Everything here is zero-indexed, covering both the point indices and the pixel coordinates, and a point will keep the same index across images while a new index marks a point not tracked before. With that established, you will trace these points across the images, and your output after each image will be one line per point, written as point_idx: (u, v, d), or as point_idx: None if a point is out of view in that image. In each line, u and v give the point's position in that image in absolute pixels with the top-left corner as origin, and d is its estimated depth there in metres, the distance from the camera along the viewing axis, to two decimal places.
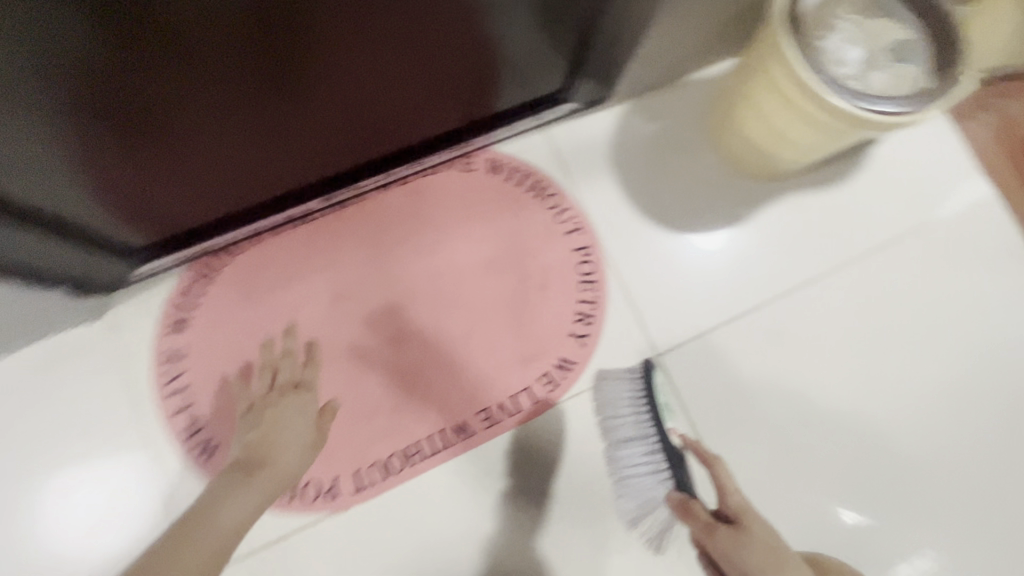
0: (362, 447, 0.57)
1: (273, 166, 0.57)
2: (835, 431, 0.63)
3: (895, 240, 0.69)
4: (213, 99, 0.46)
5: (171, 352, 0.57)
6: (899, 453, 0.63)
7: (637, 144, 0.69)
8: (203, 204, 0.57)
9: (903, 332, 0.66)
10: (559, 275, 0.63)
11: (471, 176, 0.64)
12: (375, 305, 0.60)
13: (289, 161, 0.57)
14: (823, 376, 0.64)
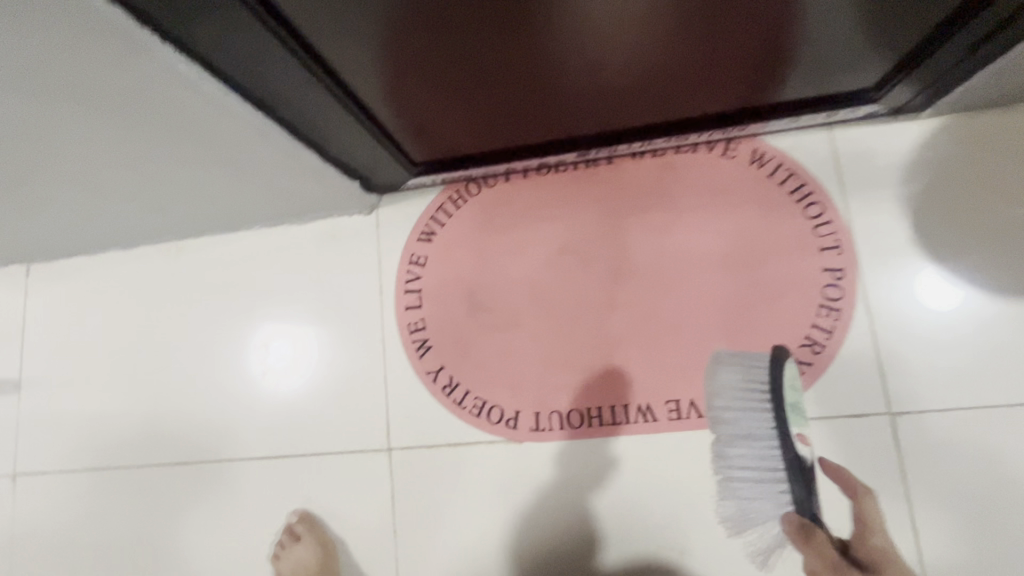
0: (549, 393, 0.60)
1: (548, 129, 0.58)
2: None
3: None
4: (543, 53, 0.46)
5: (416, 257, 0.66)
6: None
7: (943, 168, 0.58)
8: (480, 142, 0.60)
9: None
10: (799, 292, 0.57)
11: (730, 163, 0.61)
12: (597, 266, 0.61)
13: (562, 126, 0.58)
14: None
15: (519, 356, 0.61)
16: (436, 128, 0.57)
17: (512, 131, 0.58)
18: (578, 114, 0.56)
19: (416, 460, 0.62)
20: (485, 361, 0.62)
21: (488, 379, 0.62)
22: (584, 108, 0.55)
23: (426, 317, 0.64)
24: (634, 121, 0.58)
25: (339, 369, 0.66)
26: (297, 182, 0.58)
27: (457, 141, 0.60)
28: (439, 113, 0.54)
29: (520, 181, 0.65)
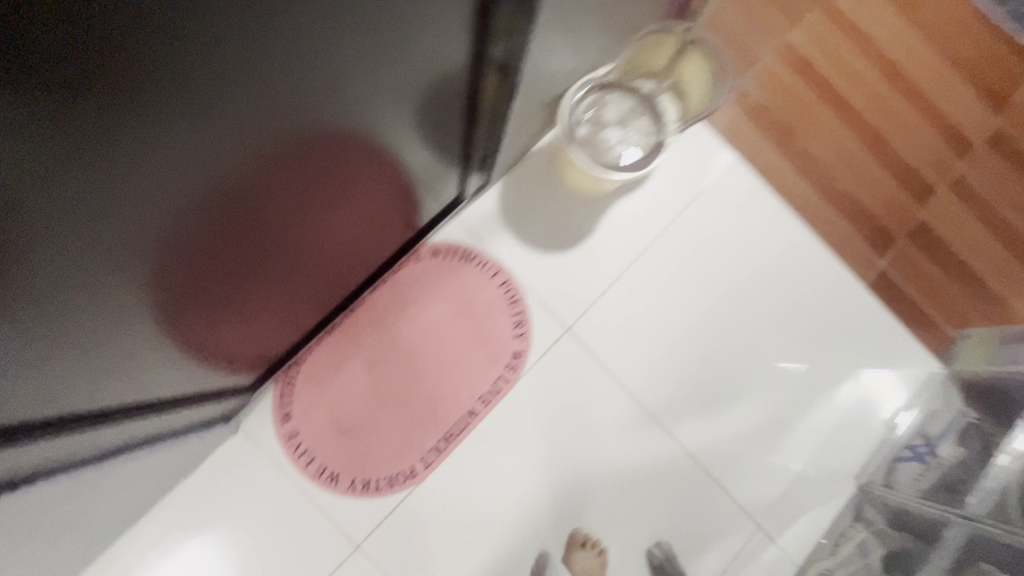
0: (420, 443, 0.97)
1: (318, 294, 0.87)
2: (680, 336, 1.08)
3: (681, 211, 1.12)
4: (278, 280, 0.71)
5: (290, 437, 0.94)
6: (719, 336, 1.09)
7: (516, 202, 1.06)
8: (277, 344, 0.90)
9: (699, 268, 1.11)
10: (497, 303, 1.03)
11: (424, 263, 1.03)
12: (396, 361, 0.99)
13: (325, 288, 0.87)
14: (663, 307, 1.09)
15: (391, 436, 0.97)
16: (254, 344, 0.83)
17: (300, 311, 0.87)
18: (329, 279, 0.85)
19: (377, 550, 0.94)
20: (375, 455, 0.96)
21: (384, 462, 0.96)
22: (327, 275, 0.84)
23: (323, 460, 0.95)
24: (360, 261, 0.91)
25: (288, 534, 0.93)
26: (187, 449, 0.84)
27: (263, 351, 0.88)
28: (248, 339, 0.79)
29: (319, 346, 0.98)
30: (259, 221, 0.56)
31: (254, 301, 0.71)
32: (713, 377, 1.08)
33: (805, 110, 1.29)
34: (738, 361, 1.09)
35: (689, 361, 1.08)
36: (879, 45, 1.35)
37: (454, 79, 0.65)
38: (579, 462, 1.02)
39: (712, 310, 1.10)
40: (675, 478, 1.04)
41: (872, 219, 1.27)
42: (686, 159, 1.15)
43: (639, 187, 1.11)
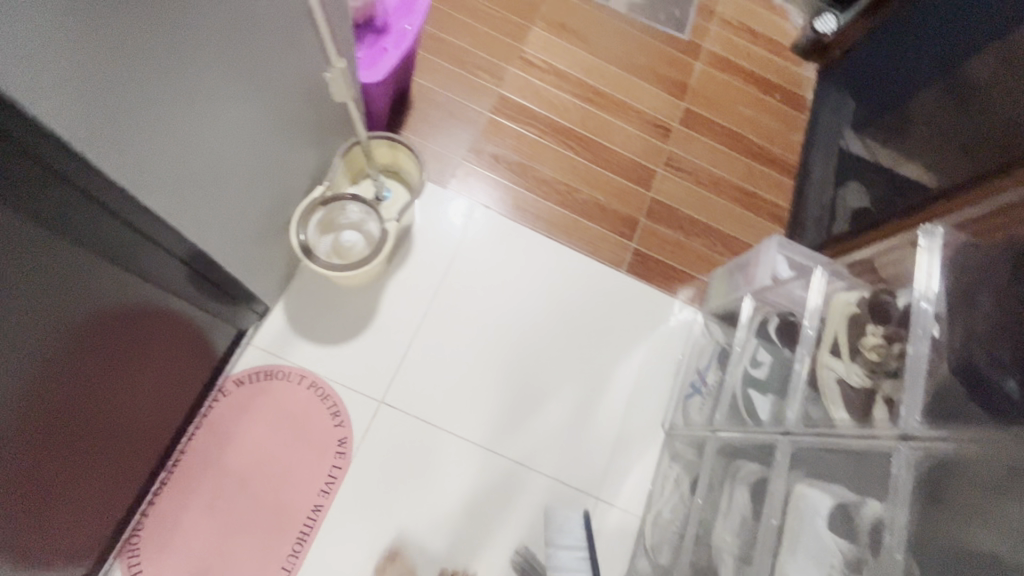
0: (275, 553, 1.06)
1: (133, 464, 1.00)
2: (479, 369, 1.29)
3: (447, 268, 1.34)
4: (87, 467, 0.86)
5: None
6: (510, 357, 1.31)
7: (300, 312, 1.21)
8: (104, 523, 0.98)
9: (476, 308, 1.33)
10: (310, 403, 1.16)
11: (232, 394, 1.14)
12: (231, 491, 1.08)
13: (139, 455, 1.00)
14: (456, 351, 1.29)
15: (246, 560, 1.05)
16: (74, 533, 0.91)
17: (112, 487, 0.96)
18: (140, 446, 0.99)
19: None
20: None
21: None
22: (139, 444, 0.98)
23: None
24: (164, 421, 1.04)
25: None
26: None
27: (90, 535, 0.95)
28: (74, 528, 0.90)
29: (153, 506, 1.05)
30: (51, 414, 0.74)
31: (71, 493, 0.85)
32: (517, 391, 1.28)
33: (531, 149, 1.57)
34: (533, 370, 1.31)
35: (492, 386, 1.28)
36: (571, 79, 1.66)
37: (168, 273, 0.84)
38: (430, 511, 1.15)
39: (498, 338, 1.32)
40: (516, 490, 1.20)
41: (613, 213, 1.54)
42: (437, 224, 1.37)
43: (404, 262, 1.31)
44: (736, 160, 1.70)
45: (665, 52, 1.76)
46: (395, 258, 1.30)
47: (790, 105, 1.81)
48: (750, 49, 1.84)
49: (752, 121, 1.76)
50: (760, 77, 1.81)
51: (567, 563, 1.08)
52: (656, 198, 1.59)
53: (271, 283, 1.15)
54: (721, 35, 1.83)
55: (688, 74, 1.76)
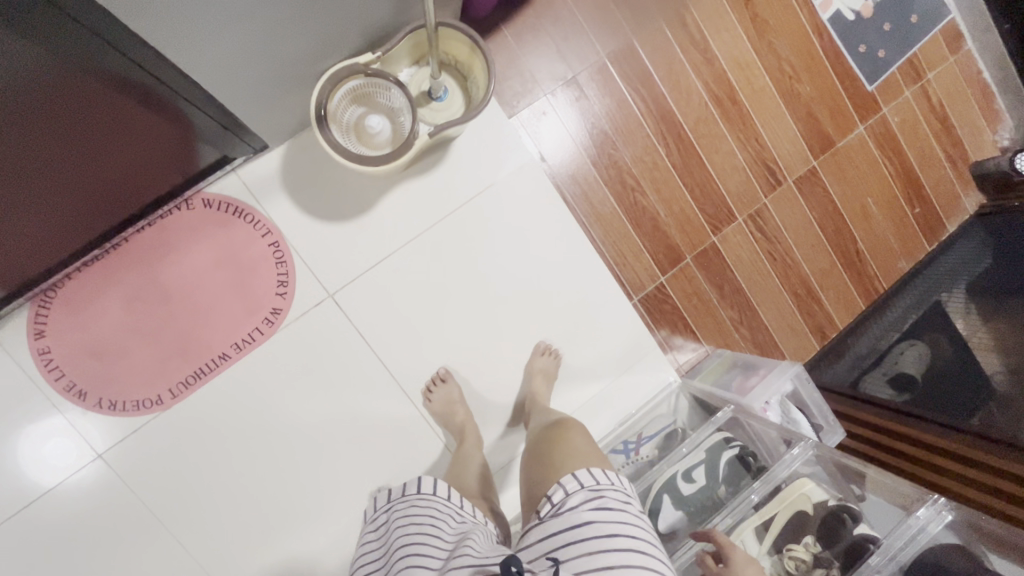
0: (166, 373, 1.08)
1: (83, 223, 0.96)
2: (439, 317, 1.20)
3: (467, 204, 1.20)
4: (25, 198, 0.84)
5: (42, 359, 1.04)
6: (475, 321, 1.22)
7: (298, 169, 1.12)
8: (30, 272, 0.98)
9: (473, 258, 1.21)
10: (262, 260, 1.11)
11: (193, 212, 1.09)
12: (152, 300, 1.07)
13: (94, 215, 0.97)
14: (428, 289, 1.19)
15: (139, 364, 1.07)
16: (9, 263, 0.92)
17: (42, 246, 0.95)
18: (95, 207, 0.95)
19: (118, 465, 1.08)
20: (123, 377, 1.07)
21: (129, 386, 1.07)
22: (94, 204, 0.95)
23: (75, 377, 1.05)
24: (127, 199, 0.99)
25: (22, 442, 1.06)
26: None
27: (13, 277, 0.96)
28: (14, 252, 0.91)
29: (78, 275, 1.05)
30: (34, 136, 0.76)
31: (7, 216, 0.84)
32: (462, 356, 1.21)
33: (625, 122, 1.34)
34: (488, 345, 1.23)
35: (443, 339, 1.20)
36: (714, 65, 1.38)
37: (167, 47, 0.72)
38: (318, 420, 1.15)
39: (476, 298, 1.22)
40: (439, 428, 1.20)
41: (664, 236, 1.37)
42: (483, 154, 1.21)
43: (427, 173, 1.18)
44: (822, 252, 1.47)
45: (834, 89, 1.45)
46: (420, 169, 1.17)
47: (921, 223, 1.53)
48: (928, 142, 1.52)
49: (869, 219, 1.50)
50: (914, 177, 1.52)
51: (791, 416, 1.15)
52: (717, 245, 1.40)
53: (278, 125, 1.04)
54: (907, 104, 1.50)
55: (842, 131, 1.46)
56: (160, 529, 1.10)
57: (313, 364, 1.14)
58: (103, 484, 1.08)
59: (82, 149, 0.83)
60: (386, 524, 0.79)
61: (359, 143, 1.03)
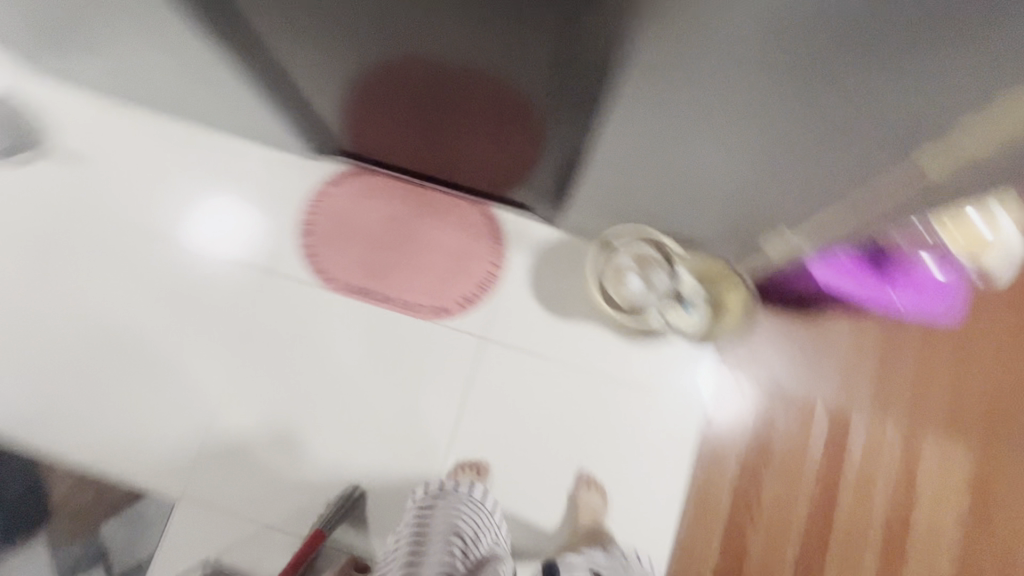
0: (354, 274, 1.30)
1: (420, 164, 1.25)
2: (524, 430, 1.25)
3: (625, 385, 1.27)
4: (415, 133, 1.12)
5: (312, 201, 1.33)
6: (542, 461, 1.24)
7: (555, 251, 1.30)
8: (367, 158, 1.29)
9: (588, 421, 1.26)
10: (474, 277, 1.30)
11: (474, 211, 1.33)
12: (397, 231, 1.32)
13: (431, 166, 1.25)
14: (539, 407, 1.26)
15: (349, 254, 1.31)
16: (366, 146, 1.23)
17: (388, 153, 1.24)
18: (436, 165, 1.23)
19: (266, 291, 1.29)
20: (334, 250, 1.31)
21: (329, 257, 1.31)
22: (438, 162, 1.22)
23: (314, 222, 1.32)
24: (454, 176, 1.26)
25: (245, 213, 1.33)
26: (282, 140, 1.28)
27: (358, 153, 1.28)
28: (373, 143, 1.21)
29: (383, 178, 1.34)
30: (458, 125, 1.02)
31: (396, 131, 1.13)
32: (508, 472, 1.23)
33: (799, 460, 1.29)
34: (531, 486, 1.23)
35: (509, 446, 1.24)
36: (909, 498, 1.28)
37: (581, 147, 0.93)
38: (385, 398, 1.25)
39: (562, 448, 1.24)
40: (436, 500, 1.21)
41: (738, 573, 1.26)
42: (672, 367, 1.28)
43: (624, 338, 1.28)
44: None
45: None
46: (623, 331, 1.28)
47: None
48: None
49: None
50: None
51: None
52: None
53: (576, 220, 1.24)
54: None
55: None
56: (236, 350, 1.27)
57: (423, 365, 1.26)
58: (245, 290, 1.29)
59: (479, 134, 1.03)
60: (430, 510, 1.00)
61: (608, 279, 1.20)
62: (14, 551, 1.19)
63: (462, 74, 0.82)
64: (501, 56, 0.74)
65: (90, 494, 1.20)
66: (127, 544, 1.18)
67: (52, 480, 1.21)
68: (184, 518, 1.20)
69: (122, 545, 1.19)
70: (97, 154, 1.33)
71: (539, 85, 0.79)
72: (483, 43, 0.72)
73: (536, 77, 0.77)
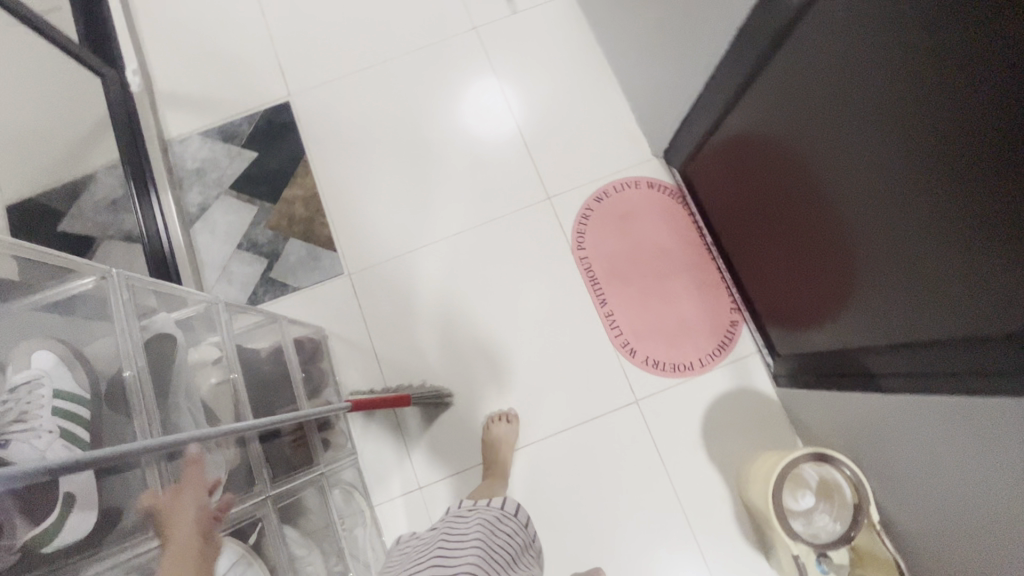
0: (599, 260, 1.33)
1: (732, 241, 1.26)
2: (593, 494, 1.21)
3: (700, 556, 1.18)
4: (754, 212, 1.14)
5: (625, 181, 1.37)
6: (581, 530, 1.20)
7: (754, 404, 1.25)
8: (695, 200, 1.33)
9: (643, 545, 1.19)
10: (677, 353, 1.28)
11: (728, 310, 1.30)
12: (659, 264, 1.33)
13: (738, 249, 1.25)
14: (620, 492, 1.21)
15: (611, 244, 1.34)
16: (705, 193, 1.29)
17: (717, 212, 1.28)
18: (746, 252, 1.22)
19: (535, 206, 1.37)
20: (604, 229, 1.35)
21: (597, 230, 1.35)
22: (749, 252, 1.21)
23: (612, 197, 1.36)
24: (750, 275, 1.24)
25: (569, 138, 1.41)
26: (656, 124, 1.33)
27: (693, 194, 1.34)
28: (713, 195, 1.27)
29: (690, 219, 1.35)
30: (802, 232, 1.01)
31: (743, 201, 1.17)
32: (551, 507, 1.21)
33: None
34: (555, 537, 1.19)
35: (571, 492, 1.22)
36: None
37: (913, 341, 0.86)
38: (530, 362, 1.29)
39: (603, 539, 1.19)
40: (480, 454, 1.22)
41: None
42: None
43: (736, 523, 1.19)
44: None
45: None
46: (742, 518, 1.19)
47: None
48: None
49: None
50: None
51: None
52: None
53: (805, 404, 1.16)
54: None
55: None
56: (475, 222, 1.36)
57: (578, 370, 1.28)
58: (522, 190, 1.38)
59: (812, 270, 1.03)
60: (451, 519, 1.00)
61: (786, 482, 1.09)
62: (236, 197, 1.39)
63: (857, 212, 0.85)
64: (916, 221, 0.75)
65: (307, 213, 1.37)
66: (289, 265, 1.34)
67: (298, 180, 1.39)
68: (337, 289, 1.33)
69: (284, 261, 1.34)
70: (531, 16, 1.49)
71: (926, 271, 0.77)
72: (908, 204, 0.75)
73: (934, 268, 0.76)
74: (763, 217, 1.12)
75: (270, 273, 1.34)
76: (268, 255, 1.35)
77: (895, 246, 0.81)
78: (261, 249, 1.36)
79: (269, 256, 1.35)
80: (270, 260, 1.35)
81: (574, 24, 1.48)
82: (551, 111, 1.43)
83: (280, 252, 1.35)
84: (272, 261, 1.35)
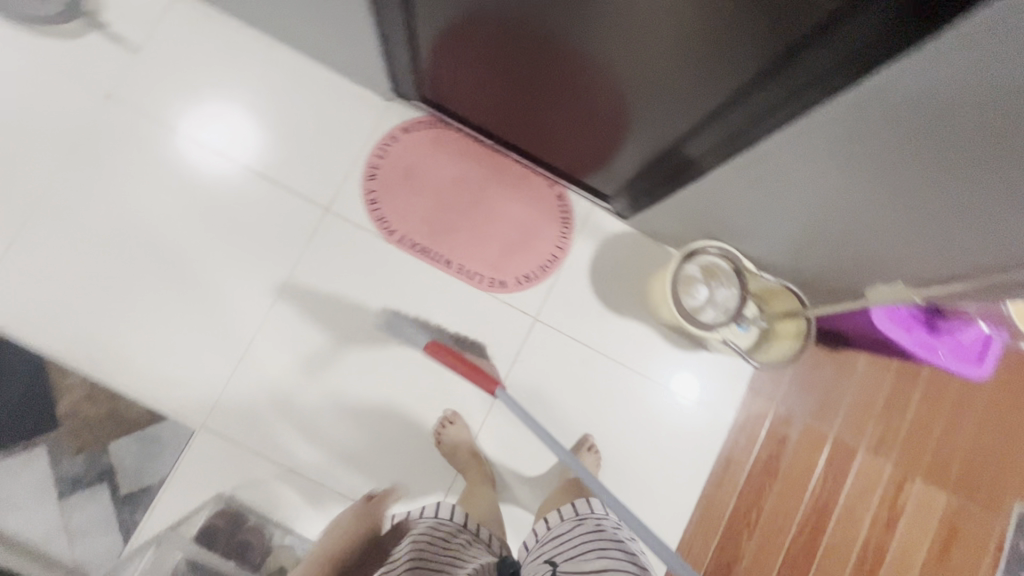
0: (412, 227, 1.25)
1: (503, 128, 1.21)
2: (557, 415, 1.25)
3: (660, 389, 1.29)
4: (497, 91, 1.08)
5: (382, 142, 1.26)
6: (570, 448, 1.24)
7: (618, 247, 1.30)
8: (450, 115, 1.26)
9: (619, 417, 1.27)
10: (536, 254, 1.27)
11: (547, 189, 1.30)
12: (464, 192, 1.27)
13: (514, 132, 1.21)
14: (576, 396, 1.26)
15: (411, 206, 1.25)
16: (450, 101, 1.21)
17: (473, 113, 1.21)
18: (520, 128, 1.18)
19: (320, 225, 1.23)
20: (396, 198, 1.25)
21: (389, 204, 1.25)
22: (522, 127, 1.18)
23: (379, 165, 1.25)
24: (539, 144, 1.21)
25: (297, 139, 1.24)
26: (364, 71, 1.20)
27: (443, 112, 1.26)
28: (458, 98, 1.18)
29: (459, 135, 1.28)
30: (544, 77, 0.96)
31: (482, 88, 1.10)
32: (535, 452, 1.23)
33: (808, 483, 1.34)
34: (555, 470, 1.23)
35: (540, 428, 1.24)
36: (893, 531, 1.36)
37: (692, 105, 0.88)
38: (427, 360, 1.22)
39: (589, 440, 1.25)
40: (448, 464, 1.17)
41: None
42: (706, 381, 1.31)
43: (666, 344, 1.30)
44: None
45: None
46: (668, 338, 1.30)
47: None
48: None
49: None
50: None
51: None
52: None
53: (651, 219, 1.24)
54: None
55: None
56: (278, 282, 1.20)
57: (471, 332, 1.24)
58: (296, 219, 1.22)
59: (570, 95, 0.98)
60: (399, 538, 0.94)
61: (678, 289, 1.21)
62: (9, 454, 1.11)
63: (550, 20, 0.81)
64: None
65: (103, 406, 1.13)
66: (131, 467, 1.12)
67: (62, 384, 1.13)
68: (201, 447, 1.15)
69: (123, 469, 1.12)
70: (158, 41, 1.22)
71: (654, 34, 0.75)
72: None
73: (659, 31, 0.74)
74: (507, 89, 1.06)
75: (119, 491, 1.12)
76: (101, 477, 1.12)
77: (606, 25, 0.77)
78: (85, 479, 1.11)
79: (102, 476, 1.12)
80: (106, 480, 1.12)
81: (208, 22, 1.24)
82: (260, 122, 1.23)
83: (110, 463, 1.12)
84: (109, 479, 1.12)
